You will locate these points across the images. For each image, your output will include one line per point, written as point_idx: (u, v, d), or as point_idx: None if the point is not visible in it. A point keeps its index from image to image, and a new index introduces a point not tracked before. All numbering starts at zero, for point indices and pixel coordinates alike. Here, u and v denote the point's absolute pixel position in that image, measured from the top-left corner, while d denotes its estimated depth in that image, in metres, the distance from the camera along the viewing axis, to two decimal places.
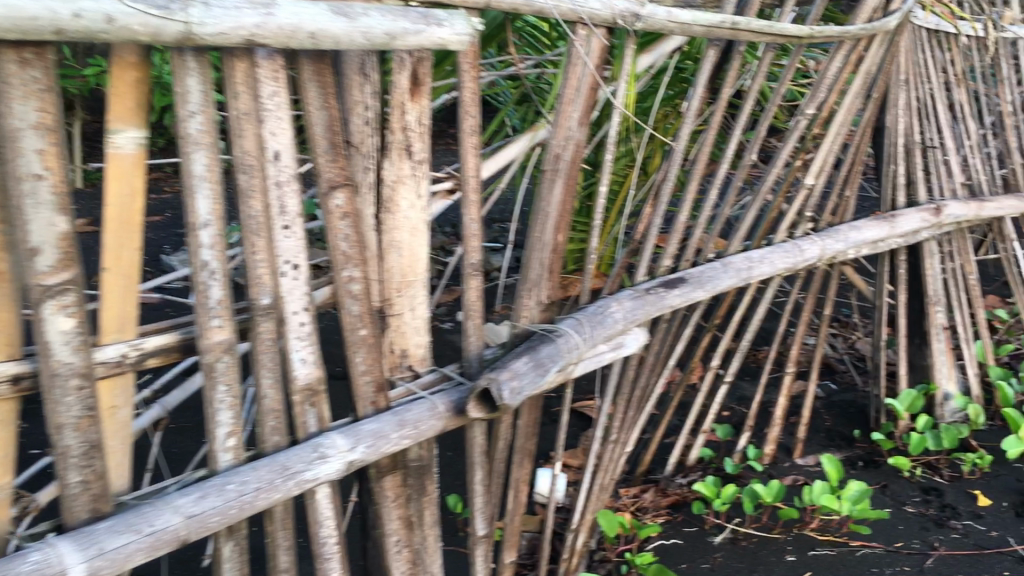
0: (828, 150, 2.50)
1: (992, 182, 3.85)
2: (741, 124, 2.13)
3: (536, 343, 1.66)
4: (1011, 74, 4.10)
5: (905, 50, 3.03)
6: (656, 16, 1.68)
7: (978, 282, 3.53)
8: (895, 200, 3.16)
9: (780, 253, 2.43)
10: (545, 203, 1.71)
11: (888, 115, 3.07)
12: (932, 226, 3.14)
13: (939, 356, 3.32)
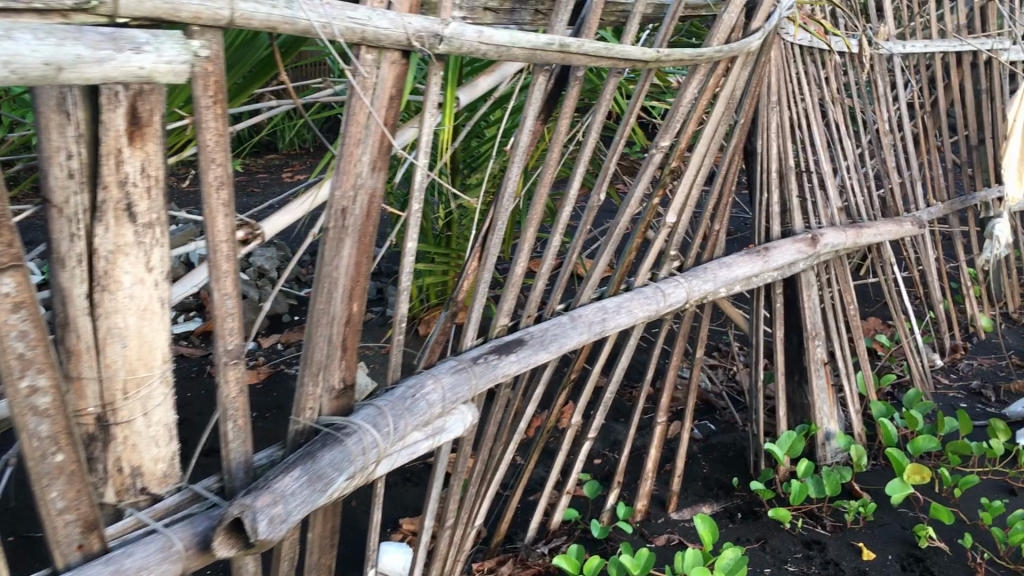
0: (690, 184, 2.27)
1: (870, 204, 3.70)
2: (592, 137, 1.91)
3: (317, 447, 1.33)
4: (886, 91, 3.97)
5: (775, 68, 2.81)
6: (462, 36, 1.38)
7: (858, 311, 3.36)
8: (769, 229, 2.93)
9: (640, 300, 2.16)
10: (329, 267, 1.38)
11: (759, 140, 2.84)
12: (808, 257, 2.94)
13: (819, 394, 3.11)
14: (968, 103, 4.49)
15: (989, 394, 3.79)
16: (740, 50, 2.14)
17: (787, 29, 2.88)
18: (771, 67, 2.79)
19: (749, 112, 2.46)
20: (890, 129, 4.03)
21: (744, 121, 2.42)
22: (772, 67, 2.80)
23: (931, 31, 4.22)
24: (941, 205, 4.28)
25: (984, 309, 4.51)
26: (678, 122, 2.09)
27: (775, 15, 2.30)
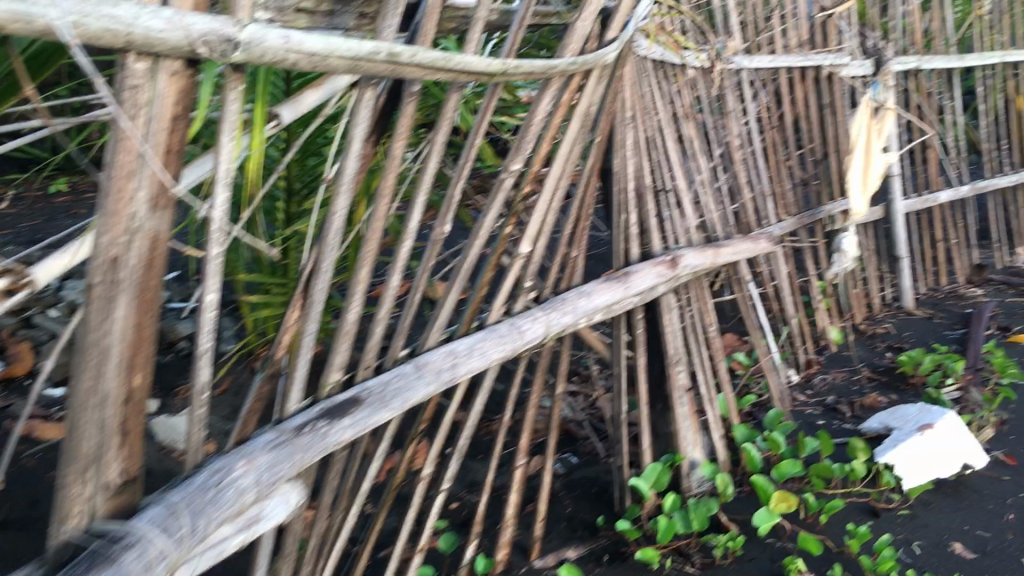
0: (544, 207, 2.05)
1: (726, 222, 3.63)
2: (437, 149, 1.69)
3: (81, 572, 1.06)
4: (736, 107, 3.93)
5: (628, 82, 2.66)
6: (263, 41, 1.20)
7: (717, 333, 3.26)
8: (628, 252, 2.78)
9: (494, 340, 1.94)
10: (100, 335, 1.19)
11: (615, 158, 2.69)
12: (669, 280, 2.81)
13: (683, 421, 2.99)
14: (813, 118, 4.52)
15: (844, 409, 3.78)
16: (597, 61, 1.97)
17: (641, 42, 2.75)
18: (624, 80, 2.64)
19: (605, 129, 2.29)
20: (741, 144, 3.99)
21: (600, 138, 2.25)
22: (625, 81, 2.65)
23: (777, 46, 4.22)
24: (792, 220, 4.28)
25: (834, 322, 4.55)
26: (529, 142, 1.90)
27: (631, 25, 2.14)
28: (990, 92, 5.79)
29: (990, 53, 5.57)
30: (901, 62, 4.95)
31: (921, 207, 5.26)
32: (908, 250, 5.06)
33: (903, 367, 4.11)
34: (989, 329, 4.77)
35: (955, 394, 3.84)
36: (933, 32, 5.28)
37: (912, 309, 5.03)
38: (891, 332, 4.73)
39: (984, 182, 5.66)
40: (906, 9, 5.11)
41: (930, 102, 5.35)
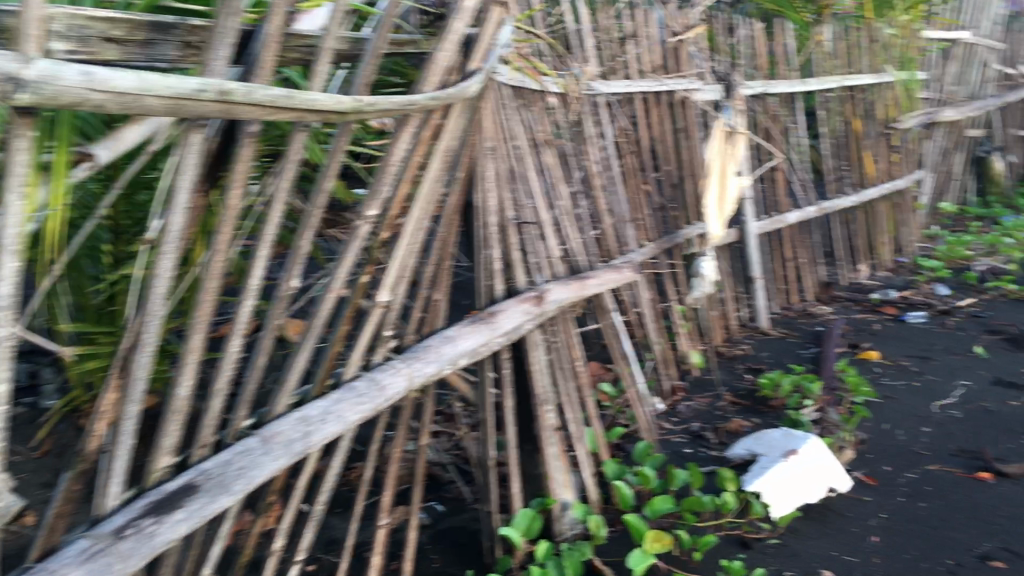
0: (405, 251, 1.89)
1: (589, 251, 3.56)
2: (283, 192, 1.55)
3: None
4: (595, 133, 3.89)
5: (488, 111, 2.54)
6: (59, 80, 1.20)
7: (585, 367, 3.18)
8: (492, 289, 2.64)
9: (352, 399, 1.76)
10: None
11: (477, 192, 2.56)
12: (536, 317, 2.70)
13: (553, 462, 2.87)
14: (668, 142, 4.53)
15: (710, 435, 3.77)
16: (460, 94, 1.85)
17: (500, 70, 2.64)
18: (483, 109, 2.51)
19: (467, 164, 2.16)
20: (600, 170, 3.95)
21: (461, 174, 2.12)
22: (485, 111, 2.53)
23: (631, 71, 4.21)
24: (652, 245, 4.27)
25: (695, 345, 4.58)
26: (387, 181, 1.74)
27: (493, 55, 2.03)
28: (830, 115, 6.00)
29: (829, 78, 5.79)
30: (749, 86, 5.07)
31: (772, 229, 5.39)
32: (761, 271, 5.17)
33: (763, 389, 4.16)
34: (840, 347, 4.91)
35: (815, 415, 3.90)
36: (777, 58, 5.44)
37: (767, 329, 5.13)
38: (749, 353, 4.80)
39: (828, 202, 5.87)
40: (751, 35, 5.23)
41: (776, 126, 5.50)
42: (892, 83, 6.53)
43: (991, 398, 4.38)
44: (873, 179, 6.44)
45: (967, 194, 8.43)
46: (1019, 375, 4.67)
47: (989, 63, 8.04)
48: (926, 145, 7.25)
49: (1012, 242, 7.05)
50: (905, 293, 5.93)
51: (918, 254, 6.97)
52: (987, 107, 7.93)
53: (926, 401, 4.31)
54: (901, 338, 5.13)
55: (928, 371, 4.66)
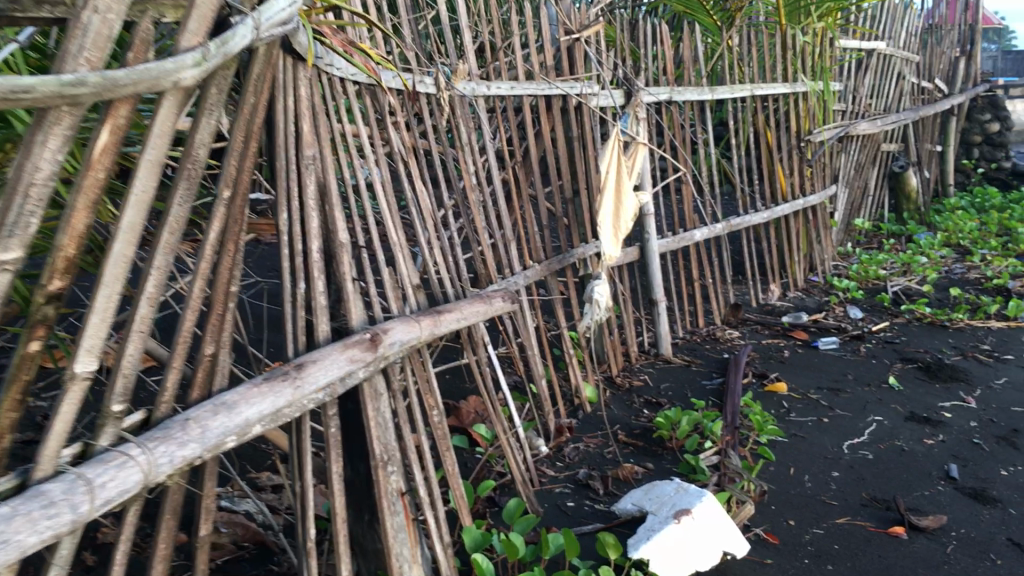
0: (109, 300, 1.50)
1: (455, 277, 3.10)
2: None
3: None
4: (471, 140, 3.43)
5: (285, 107, 2.06)
6: None
7: (443, 416, 2.68)
8: (314, 329, 2.13)
9: (35, 512, 1.28)
10: None
11: (289, 211, 2.07)
12: (369, 364, 2.19)
13: (396, 535, 2.37)
14: (561, 152, 4.10)
15: (597, 486, 3.33)
16: (145, 83, 1.48)
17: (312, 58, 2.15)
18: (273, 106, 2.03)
19: (241, 183, 1.82)
20: (477, 182, 3.49)
21: (228, 193, 1.74)
22: (282, 111, 2.06)
23: (518, 71, 3.76)
24: (538, 266, 3.83)
25: (586, 376, 4.16)
26: (40, 206, 1.40)
27: (229, 40, 1.67)
28: (741, 125, 5.66)
29: (740, 87, 5.46)
30: (652, 93, 4.68)
31: (676, 247, 5.01)
32: (664, 293, 4.78)
33: (660, 430, 3.74)
34: (746, 377, 4.53)
35: (715, 460, 3.50)
36: (684, 62, 5.07)
37: (669, 357, 4.74)
38: (648, 385, 4.39)
39: (737, 218, 5.53)
40: (658, 38, 4.85)
41: (683, 136, 5.13)
42: (805, 94, 6.24)
43: (904, 437, 4.04)
44: (785, 194, 6.13)
45: (880, 210, 8.22)
46: (933, 410, 4.35)
47: (904, 75, 7.85)
48: (840, 158, 6.99)
49: (926, 261, 6.82)
50: (816, 316, 5.60)
51: (831, 273, 6.67)
52: (902, 121, 7.73)
53: (836, 441, 3.95)
54: (811, 366, 4.78)
55: (839, 405, 4.31)
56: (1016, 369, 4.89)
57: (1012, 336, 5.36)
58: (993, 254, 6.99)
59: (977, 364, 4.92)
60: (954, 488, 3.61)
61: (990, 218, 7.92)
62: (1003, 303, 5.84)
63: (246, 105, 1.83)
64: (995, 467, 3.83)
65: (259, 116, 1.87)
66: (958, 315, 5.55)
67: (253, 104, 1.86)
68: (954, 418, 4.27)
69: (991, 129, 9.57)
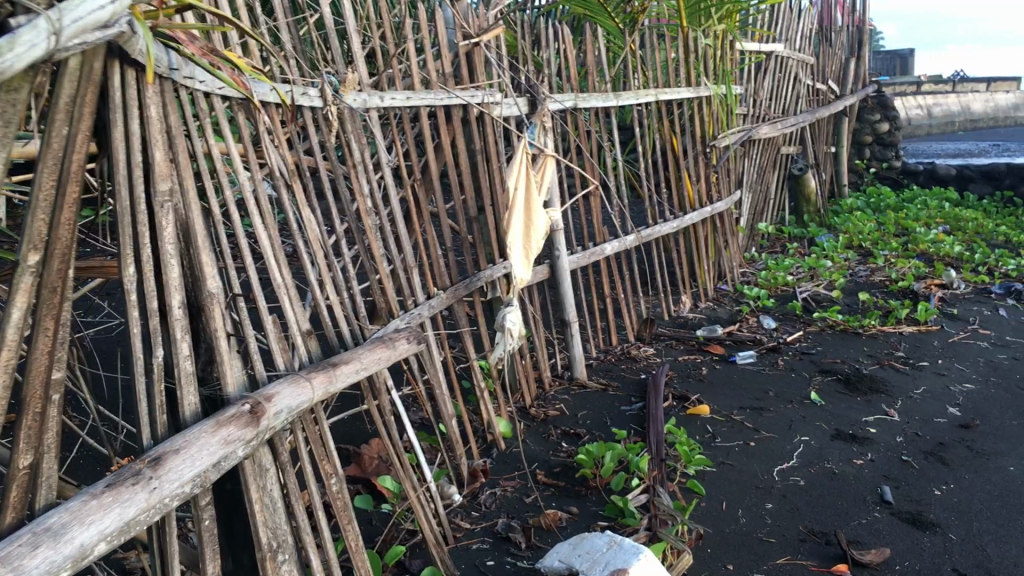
0: None
1: (352, 315, 2.72)
2: None
3: None
4: (364, 158, 3.07)
5: (130, 134, 1.66)
6: None
7: (341, 482, 2.30)
8: (182, 400, 1.74)
9: None
10: None
11: (143, 261, 1.67)
12: (249, 442, 1.80)
13: None
14: (463, 167, 3.77)
15: (518, 539, 3.00)
16: None
17: (160, 68, 1.75)
18: (113, 132, 1.63)
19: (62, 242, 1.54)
20: (371, 203, 3.12)
21: (35, 259, 1.49)
22: (126, 141, 1.67)
23: (413, 79, 3.41)
24: (444, 294, 3.48)
25: (499, 410, 3.83)
26: None
27: (6, 50, 1.25)
28: (647, 131, 5.44)
29: (645, 91, 5.24)
30: (557, 100, 4.40)
31: (586, 262, 4.74)
32: (575, 313, 4.49)
33: (582, 467, 3.44)
34: (666, 400, 4.28)
35: (643, 500, 3.22)
36: (588, 67, 4.80)
37: (584, 381, 4.45)
38: (565, 415, 4.09)
39: (646, 229, 5.30)
40: (561, 41, 4.56)
41: (589, 144, 4.86)
42: (708, 97, 6.08)
43: (833, 458, 3.85)
44: (692, 201, 5.95)
45: (781, 212, 8.16)
46: (858, 426, 4.18)
47: (800, 77, 7.82)
48: (743, 163, 6.87)
49: (832, 265, 6.75)
50: (730, 328, 5.42)
51: (740, 281, 6.52)
52: (800, 123, 7.69)
53: (765, 467, 3.72)
54: (730, 384, 4.58)
55: (764, 427, 4.09)
56: (933, 377, 4.79)
57: (924, 341, 5.28)
58: (895, 255, 6.98)
59: (894, 373, 4.81)
60: (890, 514, 3.42)
61: (888, 218, 7.95)
62: (912, 307, 5.78)
63: (56, 137, 1.50)
64: (928, 486, 3.66)
65: (78, 149, 1.55)
66: (870, 321, 5.44)
67: (69, 135, 1.53)
68: (881, 433, 4.11)
69: (881, 129, 9.67)
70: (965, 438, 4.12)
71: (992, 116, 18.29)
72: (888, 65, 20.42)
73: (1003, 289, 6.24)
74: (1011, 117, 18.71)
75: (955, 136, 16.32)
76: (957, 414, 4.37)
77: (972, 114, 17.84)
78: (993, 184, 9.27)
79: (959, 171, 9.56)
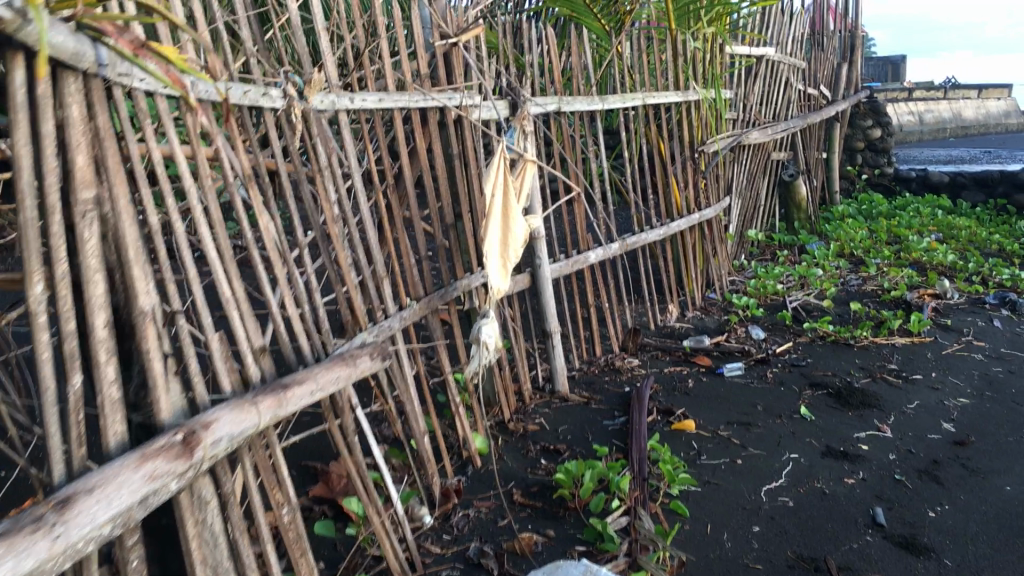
0: None
1: (313, 330, 2.56)
2: None
3: None
4: (331, 162, 2.91)
5: (45, 134, 1.51)
6: None
7: (294, 511, 2.15)
8: (105, 430, 1.58)
9: None
10: None
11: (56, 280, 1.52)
12: (180, 476, 1.65)
13: None
14: (439, 172, 3.61)
15: (490, 565, 2.84)
16: None
17: (84, 63, 1.57)
18: (20, 133, 1.48)
19: None
20: (338, 210, 2.97)
21: None
22: (39, 141, 1.51)
23: (386, 80, 3.26)
24: (416, 304, 3.31)
25: (475, 425, 3.67)
26: None
27: None
28: (634, 136, 5.29)
29: (631, 95, 5.09)
30: (539, 104, 4.24)
31: (569, 271, 4.59)
32: (557, 323, 4.34)
33: (560, 488, 3.28)
34: (651, 414, 4.13)
35: (624, 523, 3.07)
36: (572, 70, 4.65)
37: (566, 394, 4.30)
38: (544, 430, 3.93)
39: (632, 237, 5.15)
40: (544, 43, 4.41)
41: (574, 148, 4.71)
42: (697, 102, 5.93)
43: (823, 477, 3.70)
44: (679, 208, 5.81)
45: (771, 219, 8.02)
46: (849, 442, 4.03)
47: (791, 82, 7.69)
48: (732, 169, 6.73)
49: (822, 273, 6.61)
50: (718, 339, 5.27)
51: (728, 289, 6.38)
52: (791, 128, 7.56)
53: (752, 486, 3.57)
54: (718, 397, 4.43)
55: (751, 443, 3.94)
56: (927, 391, 4.64)
57: (917, 353, 5.14)
58: (886, 264, 6.85)
59: (886, 387, 4.66)
60: (882, 537, 3.27)
61: (879, 226, 7.82)
62: (904, 317, 5.64)
63: None
64: (921, 507, 3.51)
65: None
66: (861, 332, 5.31)
67: None
68: (872, 451, 3.96)
69: (873, 135, 9.55)
70: (960, 455, 3.97)
71: (983, 122, 18.23)
72: (880, 71, 20.32)
73: (997, 299, 6.11)
74: (1002, 124, 18.65)
75: (946, 143, 16.24)
76: (951, 430, 4.22)
77: (963, 121, 17.77)
78: (986, 192, 9.14)
79: (952, 178, 9.44)
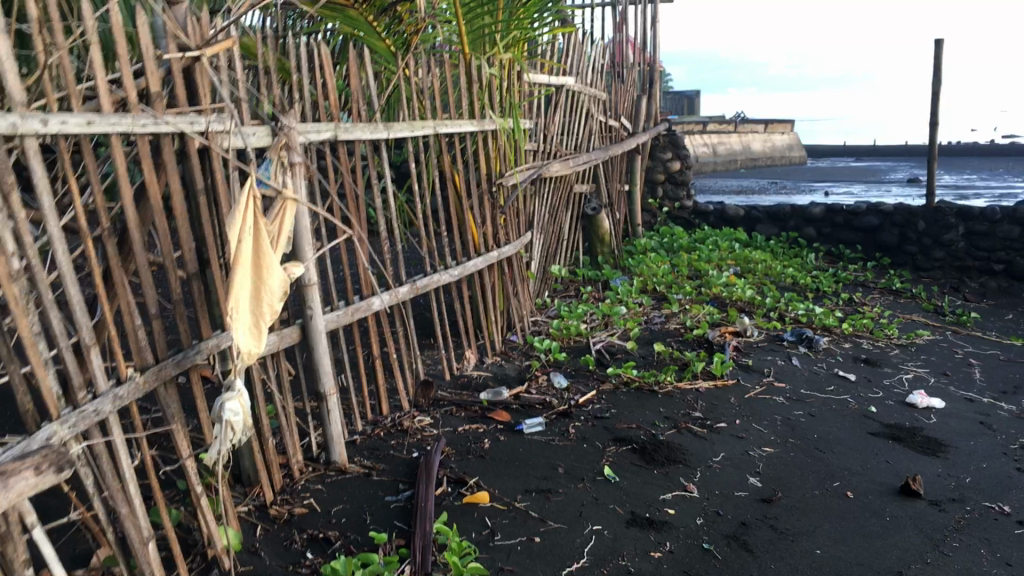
0: None
1: None
2: None
3: None
4: (10, 203, 2.24)
5: None
6: None
7: None
8: None
9: None
10: None
11: None
12: None
13: None
14: (178, 212, 2.97)
15: None
16: None
17: None
18: None
19: None
20: (21, 266, 2.29)
21: None
22: None
23: (99, 100, 2.60)
24: (140, 377, 2.65)
25: (224, 517, 3.05)
26: None
27: None
28: (425, 167, 4.82)
29: (420, 124, 4.60)
30: (310, 132, 3.68)
31: (349, 321, 4.03)
32: (332, 383, 3.77)
33: None
34: (439, 486, 3.63)
35: None
36: (352, 93, 4.11)
37: (343, 465, 3.73)
38: (313, 513, 3.35)
39: (423, 280, 4.66)
40: (315, 62, 3.85)
41: (355, 183, 4.17)
42: (494, 131, 5.55)
43: (628, 552, 3.31)
44: (476, 245, 5.38)
45: (574, 253, 7.77)
46: (654, 507, 3.68)
47: (591, 113, 7.48)
48: (532, 203, 6.39)
49: (625, 311, 6.37)
50: (517, 390, 4.86)
51: (530, 331, 6.01)
52: (592, 161, 7.35)
53: (550, 571, 3.14)
54: (516, 460, 3.99)
55: (552, 515, 3.52)
56: (732, 441, 4.40)
57: (721, 398, 4.92)
58: (688, 300, 6.72)
59: (692, 438, 4.39)
60: None
61: (680, 260, 7.74)
62: (707, 359, 5.44)
63: None
64: None
65: None
66: (666, 377, 5.04)
67: None
68: (679, 515, 3.64)
69: (672, 168, 9.54)
70: (768, 515, 3.71)
71: (769, 157, 19.16)
72: (678, 105, 20.97)
73: (795, 335, 6.07)
74: (785, 158, 19.69)
75: (738, 176, 16.88)
76: (757, 486, 3.97)
77: (751, 154, 18.59)
78: (778, 225, 9.32)
79: (748, 211, 9.59)
